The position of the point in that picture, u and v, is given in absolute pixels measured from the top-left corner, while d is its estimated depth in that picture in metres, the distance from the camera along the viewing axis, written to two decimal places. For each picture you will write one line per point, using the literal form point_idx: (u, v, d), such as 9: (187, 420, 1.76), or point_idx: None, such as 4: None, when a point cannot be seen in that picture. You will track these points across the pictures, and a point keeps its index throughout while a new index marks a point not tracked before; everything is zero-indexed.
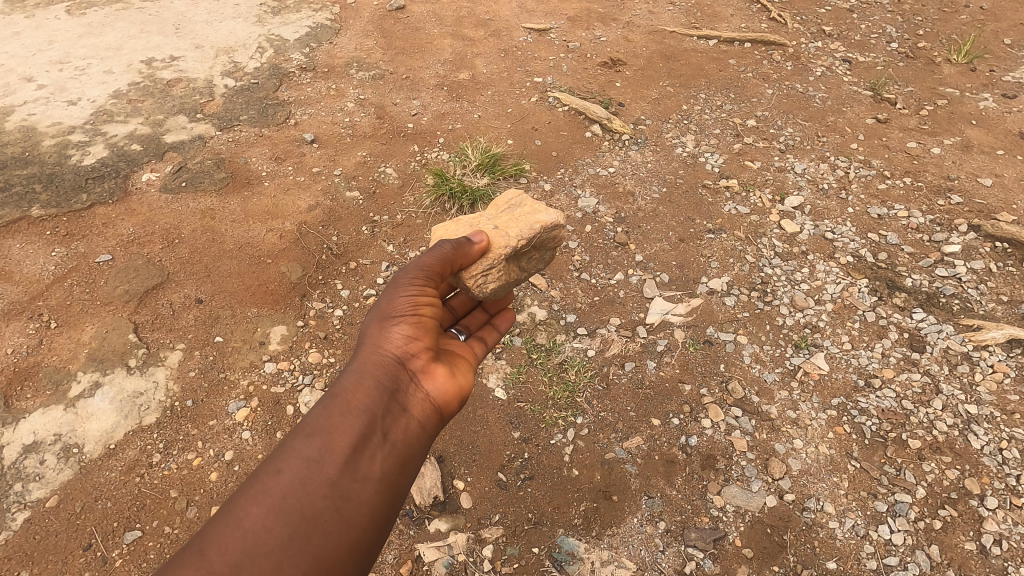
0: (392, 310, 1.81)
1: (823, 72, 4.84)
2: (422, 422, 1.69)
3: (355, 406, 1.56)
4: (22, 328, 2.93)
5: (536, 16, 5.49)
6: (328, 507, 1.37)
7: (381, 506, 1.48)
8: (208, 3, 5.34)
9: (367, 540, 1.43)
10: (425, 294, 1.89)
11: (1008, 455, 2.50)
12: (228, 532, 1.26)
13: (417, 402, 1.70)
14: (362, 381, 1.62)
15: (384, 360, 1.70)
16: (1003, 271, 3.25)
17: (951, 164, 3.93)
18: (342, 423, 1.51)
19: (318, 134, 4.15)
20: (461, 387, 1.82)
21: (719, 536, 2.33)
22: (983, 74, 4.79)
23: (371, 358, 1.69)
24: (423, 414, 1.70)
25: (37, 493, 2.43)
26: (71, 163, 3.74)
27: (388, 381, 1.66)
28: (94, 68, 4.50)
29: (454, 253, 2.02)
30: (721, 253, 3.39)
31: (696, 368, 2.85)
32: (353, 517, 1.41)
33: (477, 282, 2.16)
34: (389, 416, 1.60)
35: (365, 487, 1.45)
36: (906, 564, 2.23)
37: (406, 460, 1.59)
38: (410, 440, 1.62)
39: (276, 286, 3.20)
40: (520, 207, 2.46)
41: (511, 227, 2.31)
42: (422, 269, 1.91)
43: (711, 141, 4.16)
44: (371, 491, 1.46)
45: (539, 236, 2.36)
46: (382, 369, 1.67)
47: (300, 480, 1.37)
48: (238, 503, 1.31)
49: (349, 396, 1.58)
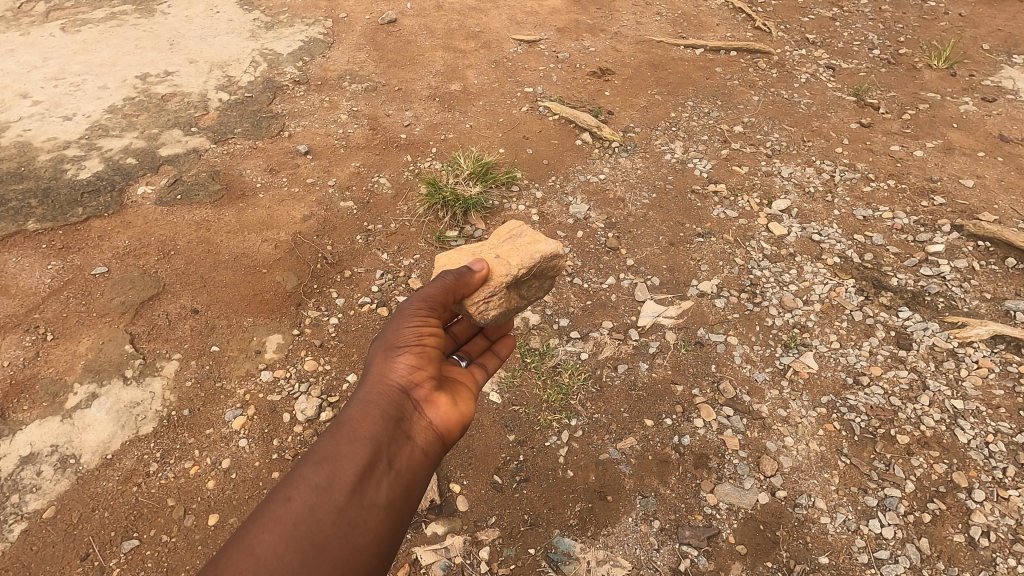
0: (396, 340, 1.85)
1: (808, 79, 4.94)
2: (425, 450, 1.72)
3: (362, 434, 1.59)
4: (18, 340, 2.95)
5: (526, 28, 5.59)
6: (337, 534, 1.40)
7: (387, 532, 1.51)
8: (202, 19, 5.41)
9: (374, 565, 1.45)
10: (428, 323, 1.93)
11: (994, 448, 2.55)
12: (242, 559, 1.28)
13: (420, 429, 1.73)
14: (368, 410, 1.66)
15: (390, 389, 1.73)
16: (985, 270, 3.32)
17: (934, 167, 4.02)
18: (349, 451, 1.54)
19: (312, 145, 4.20)
20: (464, 414, 1.84)
21: (713, 534, 2.36)
22: (963, 78, 4.91)
23: (377, 388, 1.72)
24: (426, 441, 1.73)
25: (34, 504, 2.43)
26: (67, 177, 3.78)
27: (392, 410, 1.69)
28: (89, 83, 4.55)
29: (456, 283, 2.08)
30: (711, 257, 3.44)
31: (687, 369, 2.89)
32: (360, 543, 1.44)
33: (478, 308, 2.21)
34: (394, 444, 1.63)
35: (372, 513, 1.48)
36: (897, 557, 2.27)
37: (411, 485, 1.61)
38: (414, 467, 1.65)
39: (271, 295, 3.23)
40: (521, 236, 2.50)
41: (512, 256, 2.35)
42: (425, 301, 1.97)
43: (700, 148, 4.23)
44: (378, 517, 1.49)
45: (540, 265, 2.39)
46: (387, 398, 1.71)
47: (309, 507, 1.41)
48: (250, 531, 1.34)
49: (355, 424, 1.61)
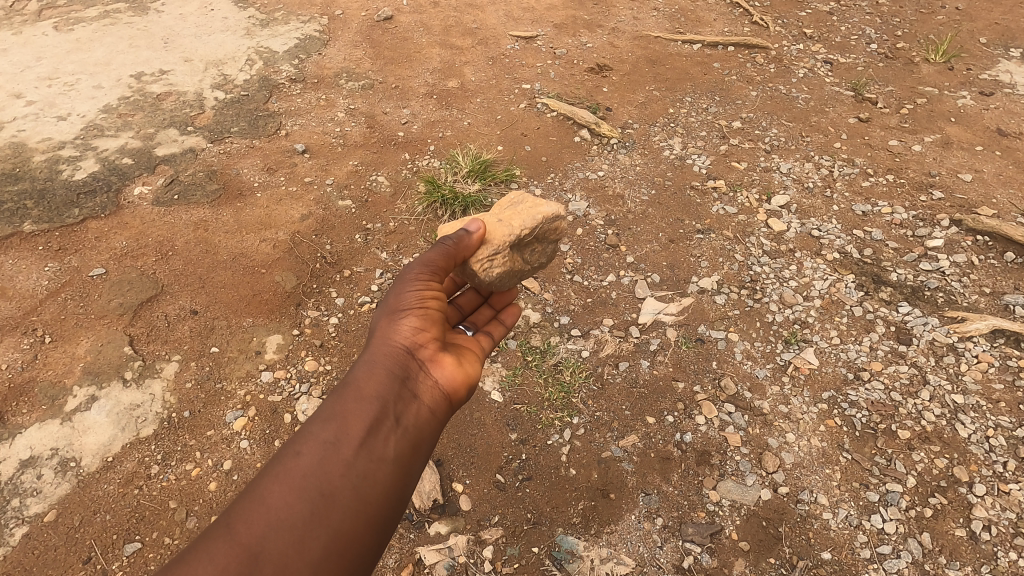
0: (399, 304, 1.85)
1: (805, 74, 4.93)
2: (432, 408, 1.74)
3: (368, 393, 1.62)
4: (16, 343, 2.93)
5: (522, 24, 5.56)
6: (345, 485, 1.45)
7: (396, 484, 1.55)
8: (197, 17, 5.36)
9: (383, 515, 1.50)
10: (430, 285, 1.93)
11: (995, 442, 2.56)
12: (255, 509, 1.35)
13: (426, 389, 1.74)
14: (372, 372, 1.68)
15: (394, 350, 1.74)
16: (985, 264, 3.33)
17: (932, 161, 4.02)
18: (356, 409, 1.58)
19: (309, 144, 4.18)
20: (469, 373, 1.85)
21: (715, 530, 2.36)
22: (960, 72, 4.91)
23: (382, 350, 1.73)
24: (433, 400, 1.74)
25: (35, 508, 2.42)
26: (63, 178, 3.75)
27: (397, 370, 1.71)
28: (83, 83, 4.51)
29: (456, 247, 2.06)
30: (710, 253, 3.44)
31: (689, 366, 2.89)
32: (369, 495, 1.48)
33: (483, 267, 2.20)
34: (400, 402, 1.65)
35: (380, 466, 1.52)
36: (899, 552, 2.28)
37: (418, 441, 1.64)
38: (422, 424, 1.68)
39: (271, 295, 3.22)
40: (522, 203, 2.46)
41: (513, 219, 2.33)
42: (427, 265, 1.96)
43: (698, 144, 4.22)
44: (386, 471, 1.53)
45: (541, 228, 2.38)
46: (392, 359, 1.72)
47: (318, 462, 1.45)
48: (261, 484, 1.40)
49: (361, 385, 1.64)
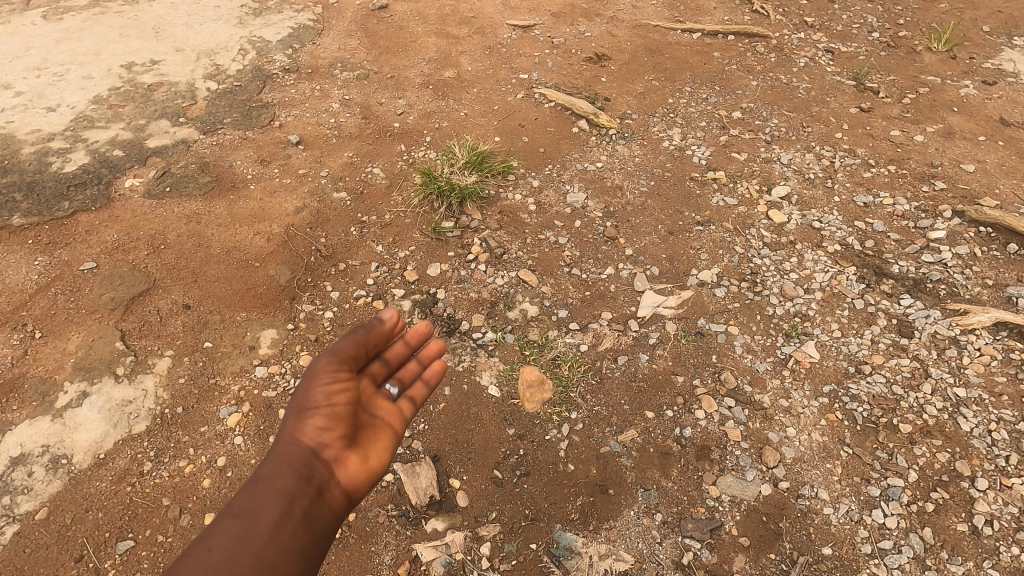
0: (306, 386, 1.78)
1: (807, 63, 4.86)
2: (340, 507, 1.72)
3: (276, 492, 1.62)
4: (6, 338, 2.88)
5: (520, 13, 5.48)
6: None
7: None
8: (188, 6, 5.27)
9: None
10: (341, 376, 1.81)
11: (997, 436, 2.54)
12: None
13: (334, 489, 1.71)
14: (279, 469, 1.66)
15: (302, 447, 1.71)
16: (987, 256, 3.29)
17: (934, 151, 3.97)
18: (263, 509, 1.58)
19: (303, 135, 4.11)
20: (376, 470, 1.81)
21: (715, 526, 2.34)
22: (963, 61, 4.85)
23: (289, 447, 1.71)
24: (340, 500, 1.71)
25: (26, 506, 2.38)
26: (52, 170, 3.68)
27: (305, 467, 1.69)
28: (73, 73, 4.43)
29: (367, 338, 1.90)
30: (710, 245, 3.40)
31: (688, 360, 2.86)
32: None
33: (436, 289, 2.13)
34: (309, 505, 1.64)
35: (287, 561, 1.52)
36: (900, 547, 2.26)
37: (324, 539, 1.63)
38: (328, 524, 1.66)
39: (265, 289, 3.17)
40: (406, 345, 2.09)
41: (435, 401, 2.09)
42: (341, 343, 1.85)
43: (698, 134, 4.17)
44: (293, 563, 1.52)
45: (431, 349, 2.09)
46: (298, 454, 1.70)
47: (226, 557, 1.44)
48: None
49: (269, 483, 1.63)
